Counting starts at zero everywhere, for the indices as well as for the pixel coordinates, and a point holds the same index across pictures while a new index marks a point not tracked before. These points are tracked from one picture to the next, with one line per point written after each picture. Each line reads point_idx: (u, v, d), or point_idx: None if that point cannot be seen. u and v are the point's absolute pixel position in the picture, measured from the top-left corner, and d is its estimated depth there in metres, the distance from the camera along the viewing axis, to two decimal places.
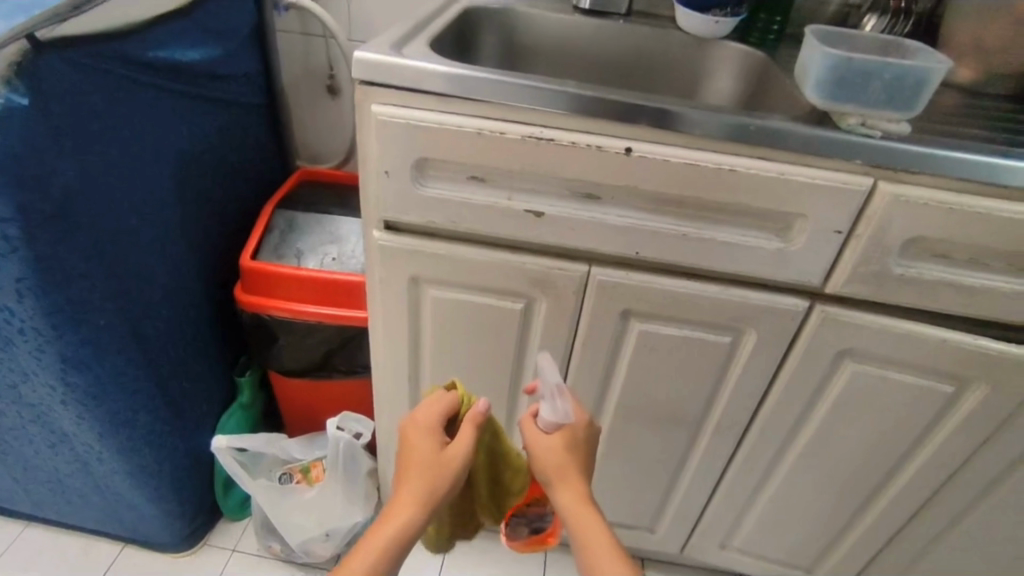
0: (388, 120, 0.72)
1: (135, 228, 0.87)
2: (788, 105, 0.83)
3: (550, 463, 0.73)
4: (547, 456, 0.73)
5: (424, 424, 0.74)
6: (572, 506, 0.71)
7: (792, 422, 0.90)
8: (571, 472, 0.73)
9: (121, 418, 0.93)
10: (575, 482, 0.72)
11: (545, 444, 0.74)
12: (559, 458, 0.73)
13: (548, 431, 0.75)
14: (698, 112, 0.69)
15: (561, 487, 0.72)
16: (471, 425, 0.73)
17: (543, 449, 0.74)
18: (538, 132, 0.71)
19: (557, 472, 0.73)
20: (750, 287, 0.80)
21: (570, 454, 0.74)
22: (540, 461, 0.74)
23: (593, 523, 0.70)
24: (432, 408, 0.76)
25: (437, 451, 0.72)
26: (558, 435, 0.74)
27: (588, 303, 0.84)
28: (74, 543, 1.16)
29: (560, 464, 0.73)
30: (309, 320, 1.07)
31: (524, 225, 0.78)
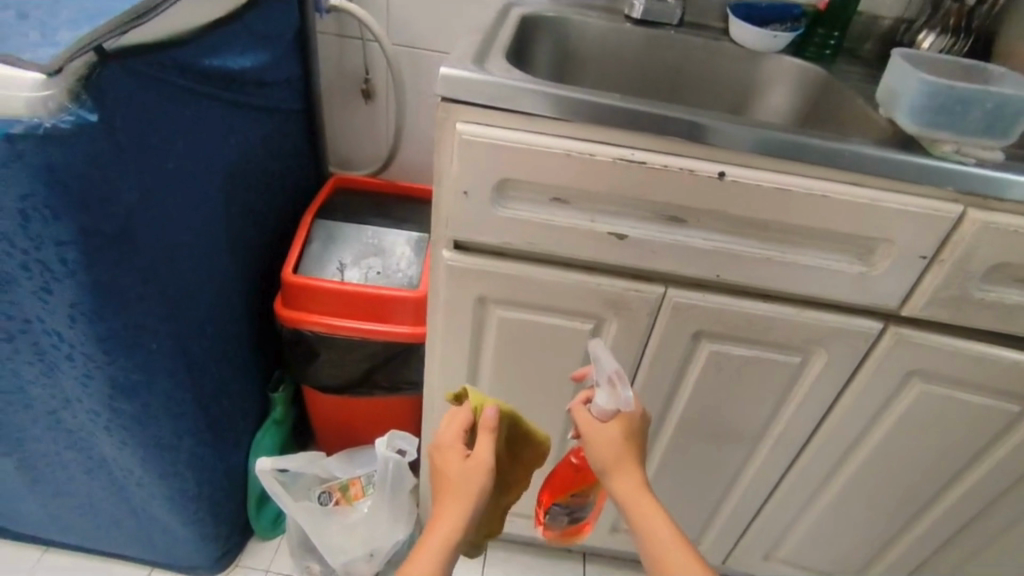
0: (471, 139, 0.70)
1: (189, 244, 0.82)
2: (862, 127, 0.83)
3: (604, 452, 0.69)
4: (602, 445, 0.70)
5: (442, 444, 0.71)
6: (630, 495, 0.68)
7: (852, 438, 0.91)
8: (628, 460, 0.69)
9: (166, 443, 0.87)
10: (632, 471, 0.69)
11: (599, 432, 0.70)
12: (614, 447, 0.70)
13: (603, 418, 0.71)
14: (731, 125, 0.68)
15: (617, 476, 0.69)
16: (487, 432, 0.69)
17: (599, 437, 0.70)
18: (631, 154, 0.70)
19: (613, 461, 0.69)
20: (824, 309, 0.80)
21: (627, 441, 0.70)
22: (594, 450, 0.70)
23: (653, 513, 0.67)
24: (447, 426, 0.72)
25: (460, 468, 0.68)
26: (615, 422, 0.70)
27: (660, 323, 0.83)
28: (98, 568, 1.11)
29: (615, 452, 0.69)
30: (354, 336, 1.04)
31: (604, 247, 0.76)
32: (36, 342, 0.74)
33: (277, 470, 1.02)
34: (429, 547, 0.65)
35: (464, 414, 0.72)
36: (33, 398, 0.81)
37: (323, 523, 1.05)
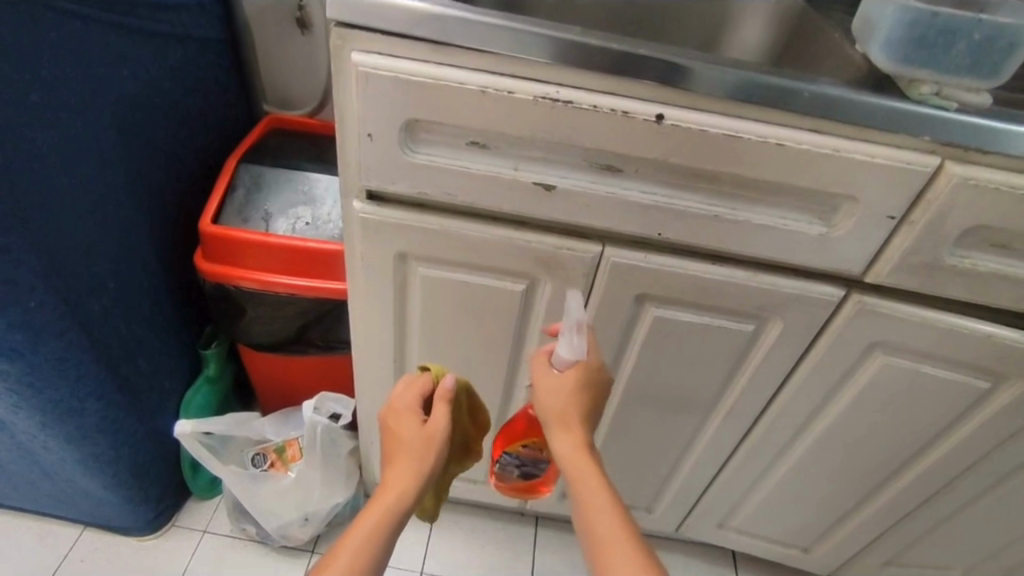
0: (370, 71, 0.60)
1: (68, 190, 0.73)
2: (837, 66, 0.73)
3: (550, 405, 0.64)
4: (549, 396, 0.65)
5: (396, 408, 0.67)
6: (570, 456, 0.62)
7: (808, 411, 0.85)
8: (575, 419, 0.64)
9: (67, 406, 0.82)
10: (577, 431, 0.64)
11: (548, 382, 0.65)
12: (563, 401, 0.64)
13: (558, 367, 0.65)
14: (680, 59, 0.58)
15: (560, 433, 0.64)
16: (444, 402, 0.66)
17: (548, 388, 0.65)
18: (554, 91, 0.60)
19: (559, 415, 0.64)
20: (780, 272, 0.72)
21: (581, 400, 0.65)
22: (541, 400, 0.65)
23: (592, 480, 0.60)
24: (404, 390, 0.69)
25: (415, 434, 0.64)
26: (567, 375, 0.65)
27: (598, 286, 0.75)
28: (27, 528, 1.07)
29: (560, 407, 0.64)
30: (280, 292, 0.96)
31: (531, 199, 0.67)
32: None
33: (201, 432, 0.97)
34: (374, 511, 0.59)
35: (423, 383, 0.69)
36: None
37: (254, 488, 0.99)
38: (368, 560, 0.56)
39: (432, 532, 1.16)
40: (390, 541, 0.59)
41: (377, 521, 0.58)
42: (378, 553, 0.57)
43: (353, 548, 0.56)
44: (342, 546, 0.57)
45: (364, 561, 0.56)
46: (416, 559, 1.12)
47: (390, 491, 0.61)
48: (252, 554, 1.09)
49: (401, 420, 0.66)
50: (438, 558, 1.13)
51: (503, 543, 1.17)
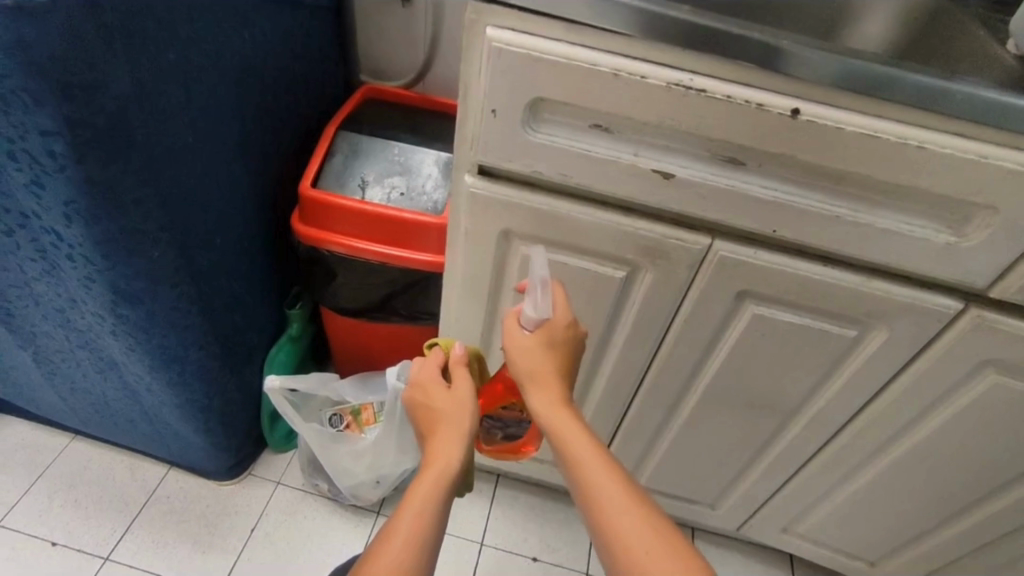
0: (504, 48, 0.60)
1: (193, 147, 0.76)
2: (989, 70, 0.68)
3: (524, 362, 0.65)
4: (523, 356, 0.65)
5: (422, 382, 0.71)
6: (550, 412, 0.62)
7: (902, 424, 0.82)
8: (550, 373, 0.64)
9: (173, 353, 0.87)
10: (553, 384, 0.64)
11: (519, 342, 0.66)
12: (537, 359, 0.65)
13: (528, 329, 0.66)
14: (823, 52, 0.56)
15: (537, 390, 0.64)
16: (460, 366, 0.72)
17: (520, 349, 0.66)
18: (688, 79, 0.59)
19: (533, 373, 0.64)
20: (894, 280, 0.69)
21: (552, 357, 0.65)
22: (513, 361, 0.66)
23: (572, 429, 0.61)
24: (422, 366, 0.73)
25: (447, 399, 0.68)
26: (537, 335, 0.66)
27: (700, 279, 0.74)
28: (119, 461, 1.14)
29: (534, 363, 0.65)
30: (370, 259, 0.98)
31: (647, 186, 0.66)
32: (33, 240, 0.72)
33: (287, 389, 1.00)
34: (428, 473, 0.61)
35: (435, 358, 0.73)
36: (40, 295, 0.81)
37: (332, 446, 1.03)
38: (434, 517, 0.58)
39: (492, 505, 1.18)
40: (449, 502, 0.60)
41: (434, 480, 0.60)
42: (441, 512, 0.59)
43: (418, 507, 0.58)
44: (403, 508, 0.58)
45: (431, 518, 0.57)
46: (475, 531, 1.15)
47: (439, 454, 0.63)
48: (322, 509, 1.13)
49: (431, 392, 0.69)
50: (496, 531, 1.15)
51: (561, 524, 1.18)
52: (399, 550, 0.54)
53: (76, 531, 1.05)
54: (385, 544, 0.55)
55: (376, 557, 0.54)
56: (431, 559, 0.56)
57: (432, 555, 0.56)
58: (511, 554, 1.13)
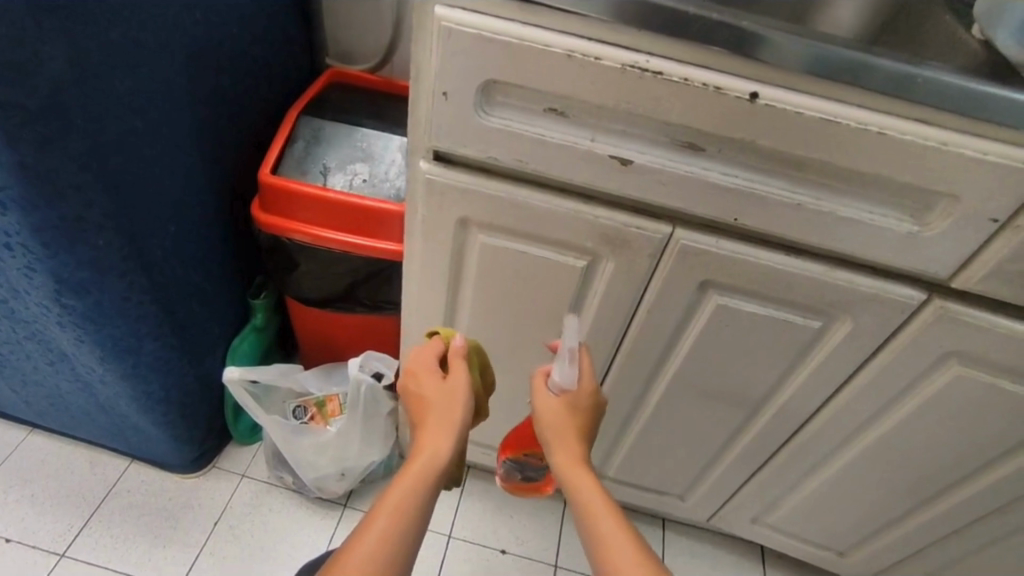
0: (454, 28, 0.57)
1: (141, 132, 0.73)
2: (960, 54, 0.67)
3: (550, 424, 0.64)
4: (549, 415, 0.65)
5: (417, 370, 0.68)
6: (572, 471, 0.61)
7: (869, 415, 0.81)
8: (573, 436, 0.64)
9: (126, 345, 0.84)
10: (576, 446, 0.64)
11: (546, 405, 0.65)
12: (562, 419, 0.65)
13: (555, 391, 0.66)
14: (783, 34, 0.54)
15: (560, 447, 0.63)
16: (459, 358, 0.68)
17: (547, 407, 0.65)
18: (644, 61, 0.56)
19: (558, 432, 0.64)
20: (858, 270, 0.68)
21: (576, 420, 0.65)
22: (540, 416, 0.65)
23: (591, 488, 0.60)
24: (421, 353, 0.70)
25: (439, 393, 0.65)
26: (563, 398, 0.65)
27: (663, 268, 0.72)
28: (79, 454, 1.11)
29: (560, 425, 0.64)
30: (333, 248, 0.96)
31: (605, 173, 0.65)
32: None
33: (248, 381, 0.98)
34: (416, 463, 0.59)
35: (434, 346, 0.70)
36: None
37: (295, 439, 1.00)
38: (417, 512, 0.56)
39: (462, 497, 1.17)
40: (435, 494, 0.59)
41: (421, 473, 0.58)
42: (425, 505, 0.57)
43: (402, 500, 0.56)
44: (387, 499, 0.56)
45: (413, 512, 0.56)
46: (444, 524, 1.13)
47: (428, 446, 0.61)
48: (287, 502, 1.11)
49: (425, 382, 0.67)
50: (466, 523, 1.14)
51: (531, 515, 1.17)
52: (378, 543, 0.53)
53: (32, 527, 1.03)
54: (364, 533, 0.54)
55: (356, 546, 0.53)
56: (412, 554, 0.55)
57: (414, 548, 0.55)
58: (481, 547, 1.12)
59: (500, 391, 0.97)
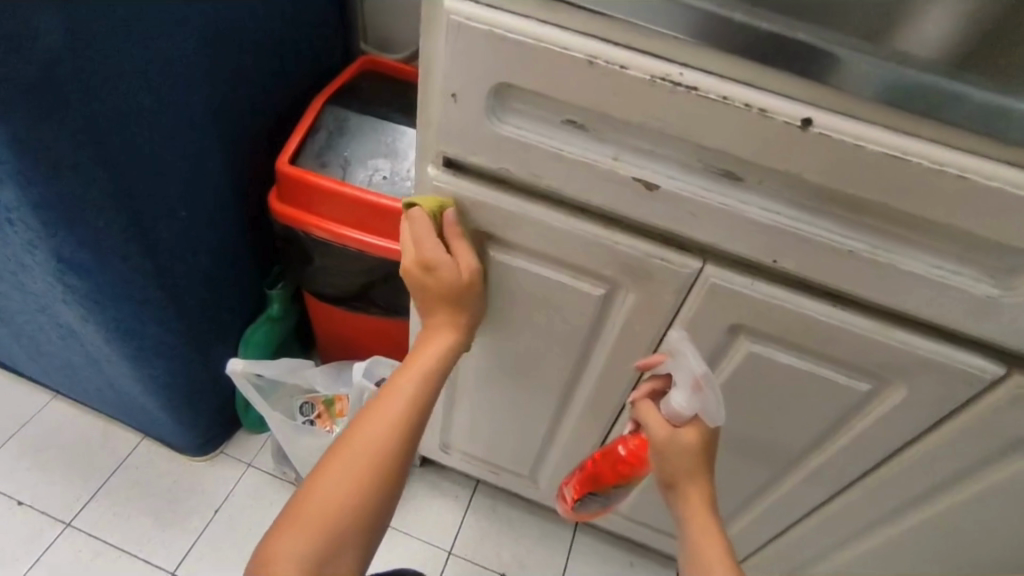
0: (463, 23, 0.51)
1: (149, 112, 0.71)
2: None
3: (681, 464, 0.62)
4: (680, 454, 0.62)
5: (417, 265, 0.64)
6: (700, 510, 0.62)
7: (917, 491, 0.71)
8: (703, 472, 0.62)
9: (129, 327, 0.83)
10: (704, 482, 0.62)
11: (679, 443, 0.62)
12: (692, 457, 0.62)
13: (676, 424, 0.62)
14: (847, 50, 0.45)
15: (690, 486, 0.62)
16: (457, 236, 0.65)
17: (676, 445, 0.62)
18: (678, 73, 0.48)
19: (688, 471, 0.62)
20: (918, 331, 0.58)
21: (706, 452, 0.62)
22: (667, 455, 0.62)
23: (720, 535, 0.61)
24: (417, 246, 0.63)
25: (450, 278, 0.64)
26: (691, 431, 0.62)
27: (688, 307, 0.64)
28: (95, 425, 1.13)
29: (692, 463, 0.62)
30: (349, 246, 0.92)
31: (627, 197, 0.57)
32: None
33: (253, 374, 0.95)
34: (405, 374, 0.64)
35: (425, 226, 0.63)
36: None
37: (297, 436, 0.97)
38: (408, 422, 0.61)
39: (466, 513, 1.12)
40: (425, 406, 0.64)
41: (415, 381, 0.64)
42: (416, 416, 0.62)
43: (393, 410, 0.61)
44: (380, 406, 0.62)
45: (401, 423, 0.61)
46: (445, 539, 1.09)
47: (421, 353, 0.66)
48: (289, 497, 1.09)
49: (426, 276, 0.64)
50: (467, 541, 1.09)
51: (535, 541, 1.11)
52: (371, 446, 0.58)
53: (43, 492, 1.05)
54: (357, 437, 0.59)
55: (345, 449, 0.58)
56: (404, 460, 0.60)
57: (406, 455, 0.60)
58: (479, 568, 1.07)
59: (507, 413, 0.91)
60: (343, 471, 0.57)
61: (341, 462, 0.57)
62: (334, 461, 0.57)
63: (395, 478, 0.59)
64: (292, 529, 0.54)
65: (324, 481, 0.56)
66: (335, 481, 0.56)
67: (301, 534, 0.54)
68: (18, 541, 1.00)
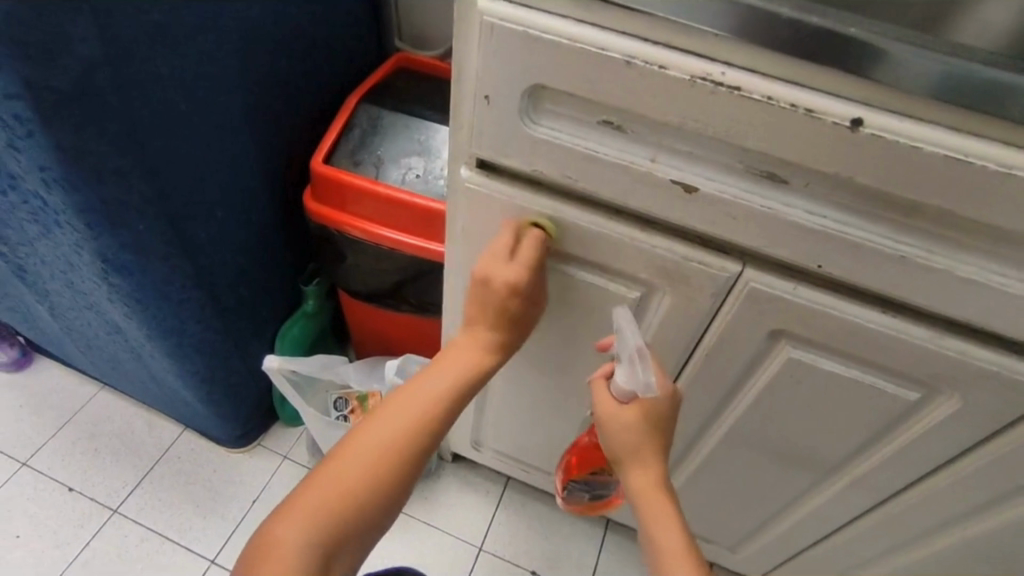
0: (497, 23, 0.50)
1: (185, 115, 0.72)
2: None
3: (623, 441, 0.62)
4: (619, 430, 0.62)
5: (503, 287, 0.62)
6: (646, 491, 0.61)
7: (969, 502, 0.68)
8: (650, 453, 0.62)
9: (169, 325, 0.85)
10: (653, 464, 0.62)
11: (618, 417, 0.62)
12: (635, 436, 0.62)
13: (622, 400, 0.62)
14: (903, 44, 0.42)
15: (636, 468, 0.62)
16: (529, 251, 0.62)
17: (618, 422, 0.62)
18: (719, 72, 0.46)
19: (631, 450, 0.62)
20: (976, 340, 0.55)
21: (654, 432, 0.62)
22: (609, 431, 0.63)
23: (667, 518, 0.60)
24: (512, 262, 0.62)
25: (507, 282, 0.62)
26: (634, 407, 0.62)
27: (727, 311, 0.62)
28: (140, 416, 1.17)
29: (633, 440, 0.62)
30: (381, 245, 0.92)
31: (664, 199, 0.55)
32: (26, 202, 0.70)
33: (289, 371, 0.97)
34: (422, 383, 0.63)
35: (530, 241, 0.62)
36: (44, 256, 0.80)
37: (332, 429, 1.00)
38: (422, 435, 0.60)
39: (497, 509, 1.12)
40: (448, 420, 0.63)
41: (443, 382, 0.63)
42: (438, 418, 0.62)
43: (411, 412, 0.60)
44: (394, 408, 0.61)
45: (417, 434, 0.60)
46: (476, 535, 1.09)
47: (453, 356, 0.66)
48: None
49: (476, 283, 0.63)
50: (498, 537, 1.09)
51: (567, 539, 1.10)
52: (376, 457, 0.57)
53: (91, 479, 1.09)
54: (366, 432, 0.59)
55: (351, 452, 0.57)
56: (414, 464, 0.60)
57: (414, 467, 0.59)
58: (510, 564, 1.07)
59: (539, 412, 0.90)
60: (346, 473, 0.56)
61: (343, 464, 0.56)
62: (337, 462, 0.57)
63: (399, 492, 0.59)
64: (289, 520, 0.53)
65: (334, 468, 0.56)
66: (338, 481, 0.55)
67: (296, 527, 0.52)
68: (69, 525, 1.04)
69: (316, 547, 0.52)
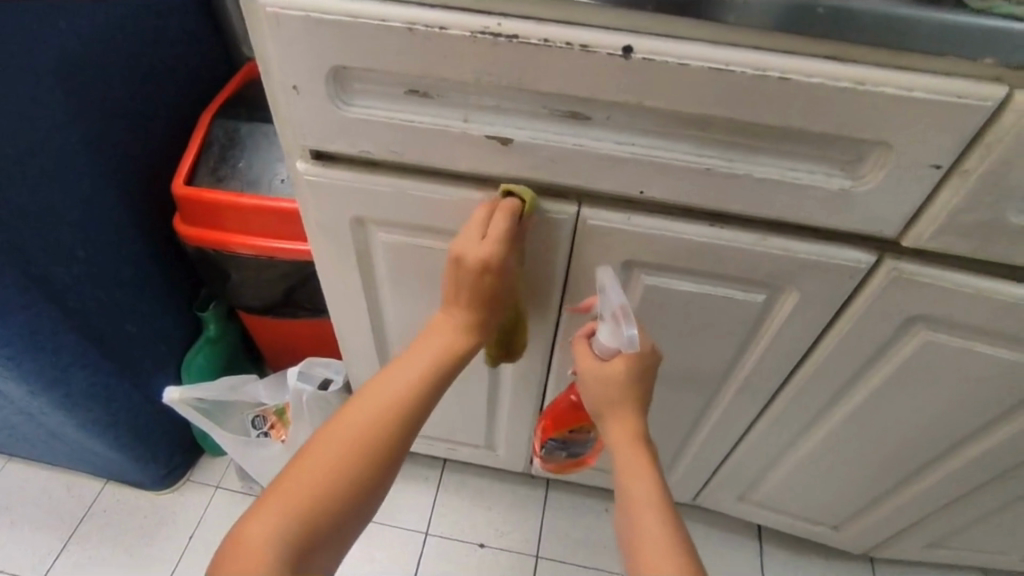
0: (279, 12, 0.50)
1: (15, 159, 0.70)
2: None
3: (601, 394, 0.61)
4: (598, 384, 0.61)
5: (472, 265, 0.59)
6: (621, 444, 0.60)
7: (838, 388, 0.73)
8: (625, 406, 0.61)
9: (52, 376, 0.83)
10: (629, 417, 0.60)
11: (594, 371, 0.61)
12: (611, 390, 0.61)
13: (606, 356, 0.62)
14: None
15: (611, 420, 0.61)
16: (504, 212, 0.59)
17: (596, 376, 0.61)
18: (496, 24, 0.48)
19: (607, 403, 0.61)
20: (795, 235, 0.59)
21: (632, 386, 0.61)
22: (589, 389, 0.62)
23: (642, 471, 0.58)
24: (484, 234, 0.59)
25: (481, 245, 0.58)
26: (617, 361, 0.61)
27: (577, 251, 0.65)
28: (55, 478, 1.12)
29: (610, 394, 0.61)
30: (262, 255, 0.91)
31: (485, 155, 0.57)
32: None
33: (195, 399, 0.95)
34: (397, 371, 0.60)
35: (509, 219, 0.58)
36: None
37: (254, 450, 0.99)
38: (389, 432, 0.56)
39: (439, 492, 1.14)
40: (417, 418, 0.58)
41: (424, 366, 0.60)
42: (420, 400, 0.59)
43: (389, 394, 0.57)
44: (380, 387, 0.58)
45: (389, 423, 0.56)
46: (422, 522, 1.10)
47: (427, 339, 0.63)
48: None
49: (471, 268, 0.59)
50: (443, 519, 1.11)
51: (511, 506, 1.13)
52: (334, 458, 0.53)
53: (14, 553, 1.05)
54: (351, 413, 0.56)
55: (310, 454, 0.53)
56: (403, 442, 0.57)
57: (390, 459, 0.56)
58: (459, 542, 1.09)
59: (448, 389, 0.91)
60: (329, 456, 0.53)
61: (327, 449, 0.54)
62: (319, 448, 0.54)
63: (380, 481, 0.55)
64: (260, 514, 0.50)
65: (322, 449, 0.54)
66: (300, 485, 0.51)
67: (274, 515, 0.50)
68: None
69: (291, 535, 0.49)
